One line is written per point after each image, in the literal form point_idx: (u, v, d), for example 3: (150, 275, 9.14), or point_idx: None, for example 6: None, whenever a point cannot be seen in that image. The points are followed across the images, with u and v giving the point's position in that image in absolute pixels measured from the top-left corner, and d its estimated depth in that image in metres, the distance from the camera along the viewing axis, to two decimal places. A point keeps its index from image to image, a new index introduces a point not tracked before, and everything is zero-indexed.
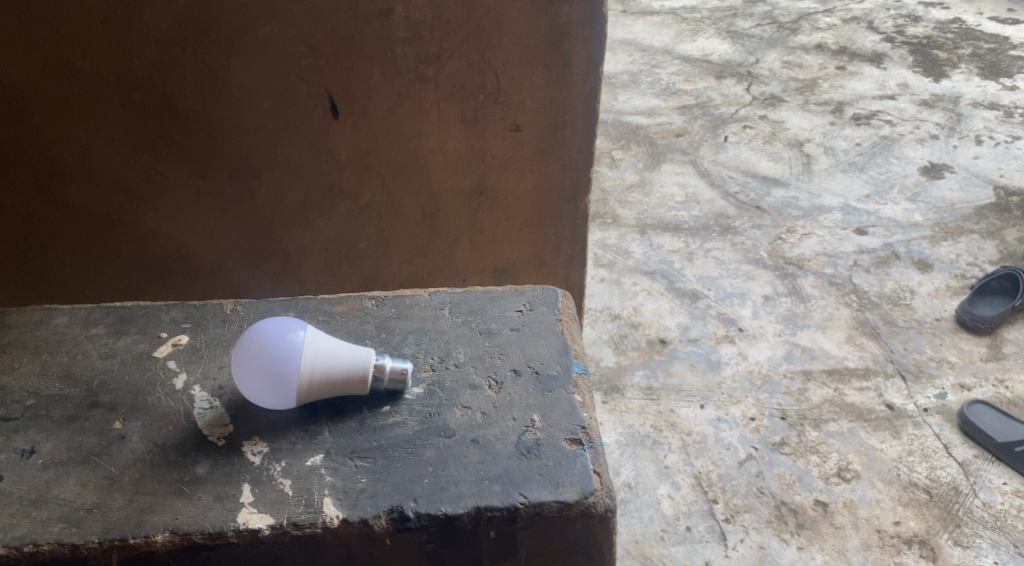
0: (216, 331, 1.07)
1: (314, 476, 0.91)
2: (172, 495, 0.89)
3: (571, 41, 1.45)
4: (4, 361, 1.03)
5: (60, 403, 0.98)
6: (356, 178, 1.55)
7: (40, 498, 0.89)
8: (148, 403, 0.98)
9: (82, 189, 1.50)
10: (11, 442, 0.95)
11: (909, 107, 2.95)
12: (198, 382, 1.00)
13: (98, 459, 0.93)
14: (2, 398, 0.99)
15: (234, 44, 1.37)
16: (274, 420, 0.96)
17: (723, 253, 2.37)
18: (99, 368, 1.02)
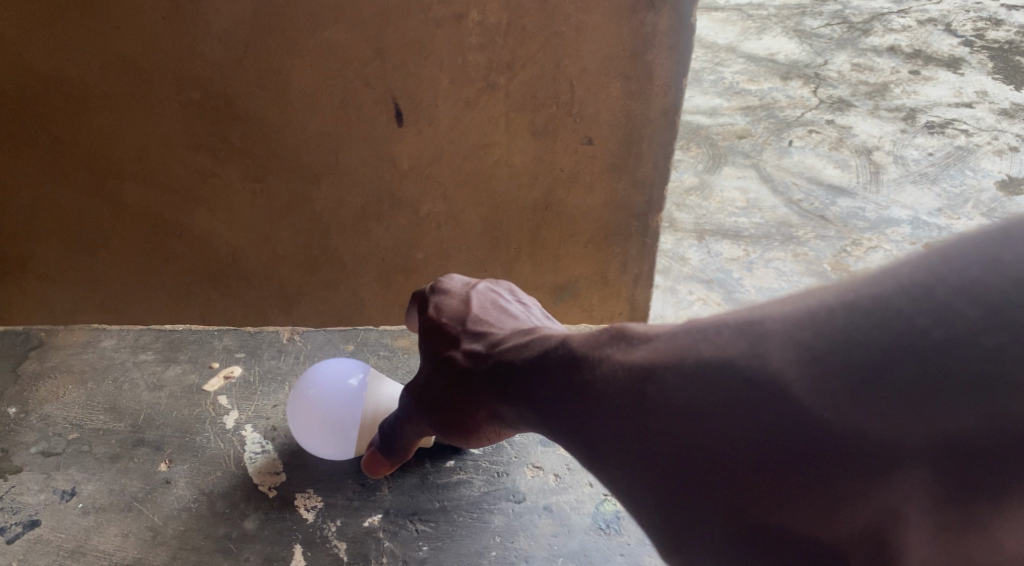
0: (270, 363, 1.07)
1: (371, 540, 0.88)
2: (219, 554, 0.86)
3: (655, 51, 1.35)
4: (48, 389, 1.02)
5: (105, 438, 0.97)
6: (417, 188, 1.48)
7: (78, 549, 0.86)
8: (196, 444, 0.96)
9: (136, 189, 1.45)
10: (51, 481, 0.92)
11: (988, 116, 2.78)
12: (250, 421, 0.99)
13: (141, 506, 0.90)
14: (45, 430, 0.98)
15: (299, 46, 1.30)
16: (328, 472, 0.94)
17: (785, 263, 2.31)
18: (146, 402, 1.01)
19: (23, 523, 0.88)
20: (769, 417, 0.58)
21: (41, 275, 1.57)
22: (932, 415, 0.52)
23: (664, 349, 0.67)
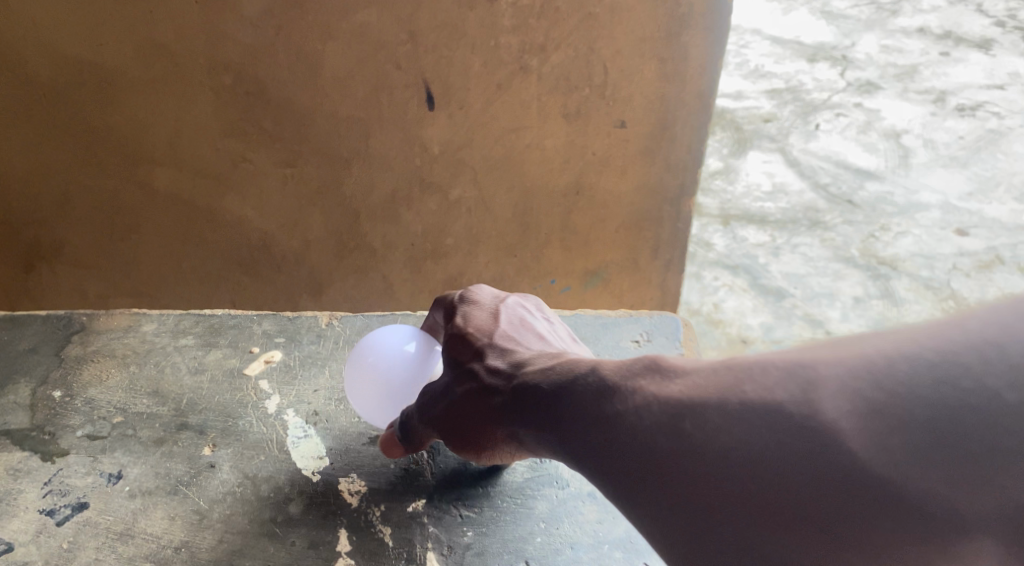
0: (310, 348, 1.09)
1: (416, 526, 0.90)
2: (265, 538, 0.88)
3: (690, 32, 1.33)
4: (91, 373, 1.04)
5: (150, 422, 0.99)
6: (448, 173, 1.47)
7: (127, 532, 0.88)
8: (239, 428, 0.98)
9: (169, 174, 1.45)
10: (97, 465, 0.94)
11: (1020, 99, 2.73)
12: (292, 406, 1.01)
13: (187, 489, 0.92)
14: (91, 413, 1.00)
15: (331, 29, 1.29)
16: (370, 458, 0.96)
17: (812, 248, 2.33)
18: (188, 386, 1.03)
19: (72, 505, 0.90)
20: (789, 457, 0.62)
21: (75, 261, 1.57)
22: (928, 480, 0.56)
23: (694, 388, 0.69)
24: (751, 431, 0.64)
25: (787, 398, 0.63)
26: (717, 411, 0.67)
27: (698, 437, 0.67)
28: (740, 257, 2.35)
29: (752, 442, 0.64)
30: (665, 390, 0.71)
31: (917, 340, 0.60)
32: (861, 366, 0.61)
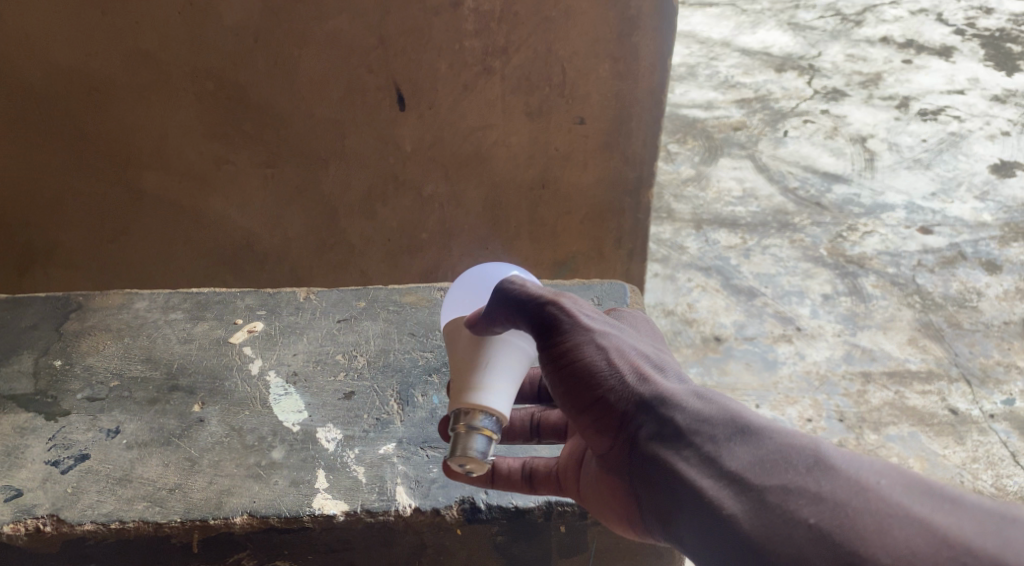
0: (289, 318, 1.17)
1: (386, 465, 0.97)
2: (251, 478, 0.95)
3: (639, 33, 1.42)
4: (88, 345, 1.13)
5: (143, 384, 1.07)
6: (419, 170, 1.56)
7: (125, 477, 0.95)
8: (226, 388, 1.06)
9: (156, 177, 1.54)
10: (97, 422, 1.02)
11: (979, 103, 2.83)
12: (272, 367, 1.09)
13: (180, 440, 1.00)
14: (89, 377, 1.08)
15: (306, 36, 1.39)
16: (345, 410, 1.03)
17: (782, 249, 2.30)
18: (178, 352, 1.11)
19: (75, 456, 0.98)
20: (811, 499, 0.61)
21: (67, 262, 1.66)
22: None
23: (847, 464, 0.62)
24: (878, 513, 0.58)
25: (937, 518, 0.58)
26: (860, 483, 0.60)
27: (816, 493, 0.61)
28: (712, 259, 2.31)
29: (866, 520, 0.58)
30: (818, 450, 0.63)
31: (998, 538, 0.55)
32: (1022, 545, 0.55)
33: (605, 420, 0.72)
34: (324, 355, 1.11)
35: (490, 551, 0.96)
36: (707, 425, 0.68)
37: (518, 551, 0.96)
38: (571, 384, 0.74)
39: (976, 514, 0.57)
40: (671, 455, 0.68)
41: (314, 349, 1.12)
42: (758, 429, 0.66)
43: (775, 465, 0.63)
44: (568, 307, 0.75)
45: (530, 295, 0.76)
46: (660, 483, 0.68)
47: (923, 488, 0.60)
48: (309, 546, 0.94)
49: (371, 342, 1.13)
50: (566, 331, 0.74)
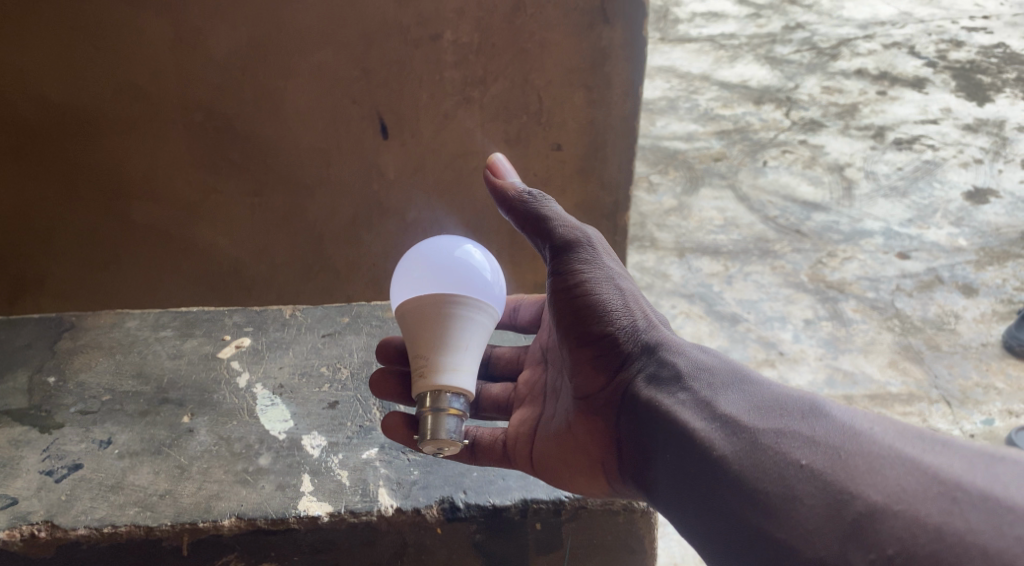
0: (275, 334, 1.39)
1: (368, 469, 1.15)
2: (238, 484, 1.13)
3: (612, 63, 1.48)
4: (84, 361, 1.34)
5: (134, 399, 1.26)
6: (403, 196, 1.61)
7: (117, 485, 1.13)
8: (214, 400, 1.26)
9: (146, 207, 1.58)
10: (92, 434, 1.21)
11: (952, 132, 2.88)
12: (260, 380, 1.30)
13: (169, 450, 1.18)
14: (85, 392, 1.28)
15: (292, 68, 1.44)
16: (328, 418, 1.23)
17: (763, 276, 2.33)
18: (169, 368, 1.32)
19: (68, 466, 1.16)
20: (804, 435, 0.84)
21: (57, 291, 1.69)
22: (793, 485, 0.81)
23: (841, 414, 0.85)
24: (869, 457, 0.80)
25: (928, 458, 0.78)
26: (854, 428, 0.83)
27: (809, 437, 0.84)
28: (696, 287, 2.33)
29: (858, 464, 0.80)
30: (815, 403, 0.87)
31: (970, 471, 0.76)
32: (989, 467, 0.76)
33: (606, 345, 1.03)
34: (309, 368, 1.32)
35: (470, 550, 1.12)
36: (706, 378, 0.97)
37: (496, 550, 1.12)
38: (585, 306, 1.03)
39: (976, 462, 0.77)
40: (661, 389, 0.98)
41: (300, 363, 1.33)
42: (746, 379, 0.95)
43: (769, 411, 0.89)
44: (592, 242, 1.06)
45: (561, 222, 1.05)
46: (652, 408, 0.97)
47: (910, 432, 0.82)
48: (291, 545, 1.10)
49: (354, 355, 1.34)
50: (587, 261, 1.04)
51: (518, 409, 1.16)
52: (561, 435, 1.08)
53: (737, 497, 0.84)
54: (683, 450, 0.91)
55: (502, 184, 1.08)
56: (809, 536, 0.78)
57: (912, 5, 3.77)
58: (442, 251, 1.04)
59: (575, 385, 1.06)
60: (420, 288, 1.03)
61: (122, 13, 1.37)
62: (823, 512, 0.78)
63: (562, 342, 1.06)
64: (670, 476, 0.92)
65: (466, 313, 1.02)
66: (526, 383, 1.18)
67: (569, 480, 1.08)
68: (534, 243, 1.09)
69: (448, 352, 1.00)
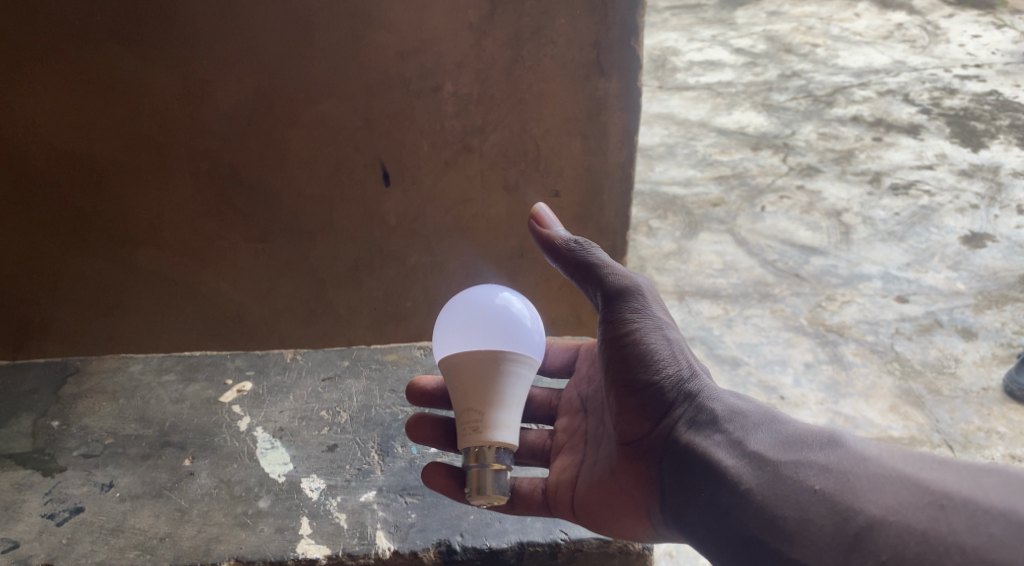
0: (277, 377, 1.40)
1: (366, 511, 1.18)
2: (238, 526, 1.15)
3: (608, 112, 1.52)
4: (88, 405, 1.35)
5: (137, 442, 1.28)
6: (404, 243, 1.64)
7: (118, 527, 1.15)
8: (215, 443, 1.27)
9: (151, 253, 1.61)
10: (93, 477, 1.22)
11: (948, 177, 2.92)
12: (260, 424, 1.31)
13: (170, 493, 1.19)
14: (88, 436, 1.29)
15: (297, 119, 1.48)
16: (329, 461, 1.25)
17: (763, 319, 2.35)
18: (170, 412, 1.33)
19: (69, 509, 1.18)
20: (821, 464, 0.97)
21: (61, 336, 1.70)
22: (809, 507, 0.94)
23: (856, 443, 0.97)
24: (871, 479, 0.93)
25: (926, 475, 0.92)
26: (864, 454, 0.96)
27: (823, 465, 0.96)
28: (695, 330, 2.34)
29: (862, 484, 0.93)
30: (834, 434, 0.99)
31: (958, 485, 0.89)
32: (975, 478, 0.90)
33: (652, 391, 1.08)
34: (309, 412, 1.33)
35: None
36: (740, 420, 1.05)
37: None
38: (634, 354, 1.09)
39: (962, 471, 0.91)
40: (700, 432, 1.05)
41: (300, 406, 1.34)
42: (776, 419, 1.04)
43: (791, 446, 1.00)
44: (643, 291, 1.12)
45: (611, 271, 1.11)
46: (692, 450, 1.04)
47: (908, 454, 0.95)
48: None
49: (353, 399, 1.36)
50: (638, 310, 1.10)
51: (558, 456, 1.19)
52: (604, 479, 1.11)
53: (760, 523, 0.96)
54: (712, 477, 1.01)
55: (548, 234, 1.14)
56: (820, 552, 0.91)
57: (905, 54, 3.84)
58: (495, 303, 1.11)
59: (620, 430, 1.11)
60: (474, 344, 1.09)
61: (131, 66, 1.41)
62: (830, 530, 0.92)
63: (610, 388, 1.12)
64: (704, 512, 1.00)
65: (518, 369, 1.10)
66: (564, 430, 1.22)
67: (615, 525, 1.11)
68: (584, 289, 1.15)
69: (503, 409, 1.08)
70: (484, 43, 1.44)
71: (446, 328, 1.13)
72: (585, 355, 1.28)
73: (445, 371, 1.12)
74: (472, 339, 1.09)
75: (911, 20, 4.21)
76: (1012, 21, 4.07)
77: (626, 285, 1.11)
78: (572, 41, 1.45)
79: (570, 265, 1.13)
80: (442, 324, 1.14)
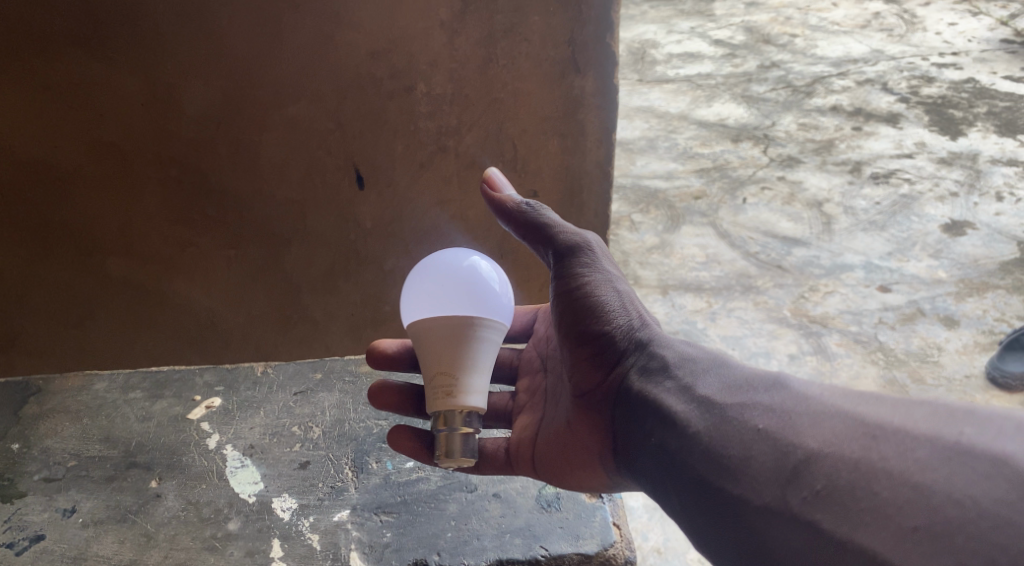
0: (247, 392, 1.37)
1: (341, 531, 1.15)
2: (206, 550, 1.12)
3: (584, 110, 1.50)
4: (50, 425, 1.31)
5: (102, 463, 1.25)
6: (380, 246, 1.61)
7: (81, 555, 1.12)
8: (182, 463, 1.24)
9: (121, 262, 1.57)
10: (54, 502, 1.19)
11: (927, 165, 2.92)
12: (230, 441, 1.28)
13: (135, 517, 1.17)
14: (50, 459, 1.26)
15: (265, 122, 1.44)
16: (301, 479, 1.22)
17: (747, 312, 2.33)
18: (136, 430, 1.30)
19: (30, 537, 1.15)
20: (769, 401, 0.95)
21: (29, 346, 1.66)
22: (768, 446, 0.91)
23: (799, 384, 0.96)
24: (813, 414, 0.91)
25: (861, 409, 0.89)
26: (804, 395, 0.94)
27: (767, 406, 0.95)
28: (679, 324, 2.32)
29: (802, 421, 0.91)
30: (777, 376, 0.99)
31: (891, 417, 0.86)
32: (908, 410, 0.86)
33: (604, 342, 1.12)
34: (280, 428, 1.30)
35: None
36: (689, 365, 1.06)
37: None
38: (586, 308, 1.12)
39: (898, 404, 0.88)
40: (651, 380, 1.07)
41: (270, 422, 1.31)
42: (724, 363, 1.04)
43: (736, 389, 0.99)
44: (592, 246, 1.14)
45: (562, 229, 1.13)
46: (643, 396, 1.06)
47: (848, 392, 0.92)
48: None
49: (326, 413, 1.33)
50: (590, 266, 1.12)
51: (520, 415, 1.24)
52: (560, 432, 1.16)
53: (707, 463, 0.94)
54: (665, 427, 1.01)
55: (499, 197, 1.14)
56: (759, 485, 0.89)
57: (883, 43, 3.84)
58: (463, 266, 1.08)
59: (574, 382, 1.14)
60: (442, 310, 1.07)
61: (95, 72, 1.37)
62: (771, 465, 0.90)
63: (563, 341, 1.15)
64: (654, 457, 1.01)
65: (488, 335, 1.08)
66: (525, 390, 1.25)
67: (573, 477, 1.15)
68: (536, 249, 1.17)
69: (474, 374, 1.06)
70: (457, 41, 1.41)
71: (412, 294, 1.10)
72: (543, 318, 1.29)
73: (414, 337, 1.10)
74: (441, 304, 1.06)
75: (888, 9, 4.21)
76: (988, 9, 4.08)
77: (576, 243, 1.13)
78: (546, 38, 1.42)
79: (521, 226, 1.14)
80: (409, 288, 1.11)
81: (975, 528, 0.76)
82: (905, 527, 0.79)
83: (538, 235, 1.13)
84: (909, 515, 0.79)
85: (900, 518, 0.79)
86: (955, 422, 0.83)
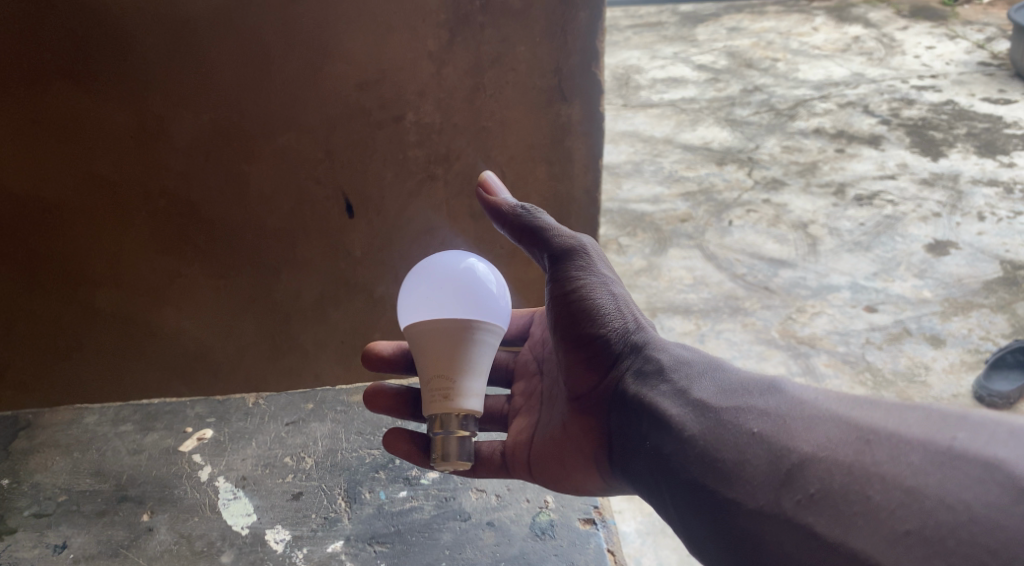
0: (238, 423, 1.41)
1: (335, 561, 1.19)
2: None
3: (572, 137, 1.52)
4: (41, 461, 1.35)
5: (92, 497, 1.29)
6: (370, 273, 1.61)
7: None
8: (174, 496, 1.28)
9: (110, 295, 1.57)
10: (45, 539, 1.22)
11: (910, 187, 2.96)
12: (222, 473, 1.33)
13: (127, 551, 1.20)
14: (41, 495, 1.30)
15: (255, 152, 1.45)
16: (293, 510, 1.26)
17: (735, 333, 2.34)
18: (127, 463, 1.34)
19: None
20: (765, 405, 0.97)
21: (16, 383, 1.64)
22: (763, 450, 0.92)
23: (794, 388, 0.98)
24: (806, 419, 0.93)
25: (856, 414, 0.90)
26: (799, 399, 0.96)
27: (762, 410, 0.96)
28: None
29: (796, 425, 0.92)
30: (773, 382, 1.00)
31: (886, 422, 0.88)
32: (901, 415, 0.88)
33: (600, 345, 1.14)
34: (273, 458, 1.35)
35: None
36: (685, 369, 1.08)
37: None
38: (582, 311, 1.14)
39: (891, 409, 0.89)
40: (646, 383, 1.09)
41: (262, 453, 1.36)
42: (719, 367, 1.06)
43: (733, 393, 1.01)
44: (587, 249, 1.16)
45: (558, 232, 1.14)
46: (639, 399, 1.08)
47: (842, 397, 0.94)
48: None
49: (318, 443, 1.38)
50: (585, 269, 1.14)
51: (514, 418, 1.26)
52: (556, 435, 1.18)
53: (701, 465, 0.96)
54: (661, 432, 1.02)
55: (495, 200, 1.16)
56: (754, 490, 0.90)
57: (863, 67, 3.90)
58: (461, 269, 1.10)
59: (570, 385, 1.17)
60: (440, 311, 1.08)
61: (82, 105, 1.37)
62: (765, 468, 0.91)
63: (558, 344, 1.17)
64: (650, 459, 1.02)
65: (486, 338, 1.09)
66: (522, 394, 1.28)
67: (569, 479, 1.18)
68: (531, 251, 1.18)
69: (472, 376, 1.07)
70: (444, 72, 1.43)
71: (410, 295, 1.12)
72: (539, 322, 1.32)
73: (411, 338, 1.11)
74: (438, 307, 1.08)
75: (867, 33, 4.28)
76: (964, 32, 4.15)
77: (571, 246, 1.15)
78: (532, 67, 1.45)
79: (515, 228, 1.15)
80: (408, 290, 1.13)
81: (966, 532, 0.77)
82: (897, 530, 0.80)
83: (532, 237, 1.15)
84: (902, 518, 0.80)
85: (893, 521, 0.80)
86: (948, 428, 0.85)
